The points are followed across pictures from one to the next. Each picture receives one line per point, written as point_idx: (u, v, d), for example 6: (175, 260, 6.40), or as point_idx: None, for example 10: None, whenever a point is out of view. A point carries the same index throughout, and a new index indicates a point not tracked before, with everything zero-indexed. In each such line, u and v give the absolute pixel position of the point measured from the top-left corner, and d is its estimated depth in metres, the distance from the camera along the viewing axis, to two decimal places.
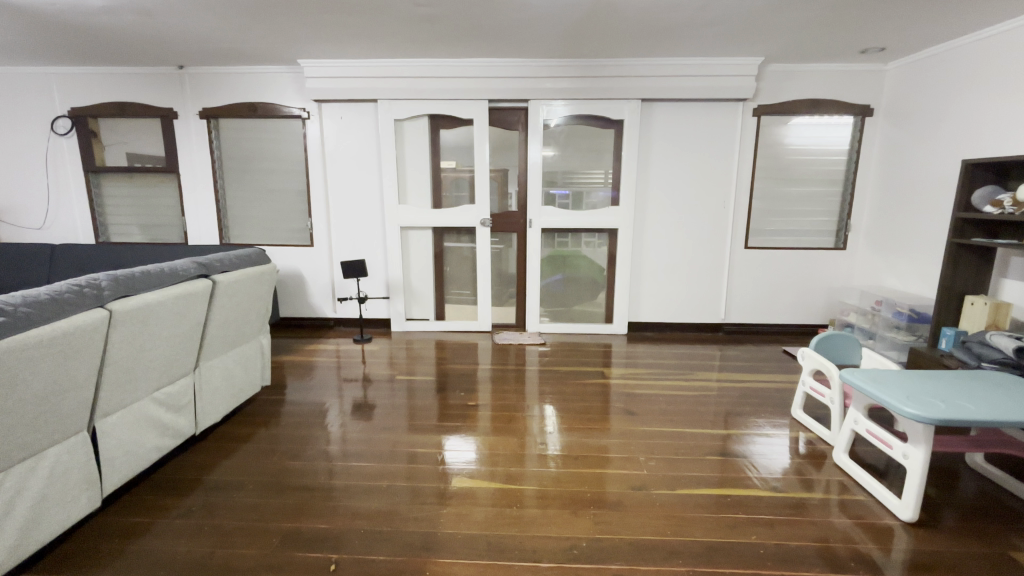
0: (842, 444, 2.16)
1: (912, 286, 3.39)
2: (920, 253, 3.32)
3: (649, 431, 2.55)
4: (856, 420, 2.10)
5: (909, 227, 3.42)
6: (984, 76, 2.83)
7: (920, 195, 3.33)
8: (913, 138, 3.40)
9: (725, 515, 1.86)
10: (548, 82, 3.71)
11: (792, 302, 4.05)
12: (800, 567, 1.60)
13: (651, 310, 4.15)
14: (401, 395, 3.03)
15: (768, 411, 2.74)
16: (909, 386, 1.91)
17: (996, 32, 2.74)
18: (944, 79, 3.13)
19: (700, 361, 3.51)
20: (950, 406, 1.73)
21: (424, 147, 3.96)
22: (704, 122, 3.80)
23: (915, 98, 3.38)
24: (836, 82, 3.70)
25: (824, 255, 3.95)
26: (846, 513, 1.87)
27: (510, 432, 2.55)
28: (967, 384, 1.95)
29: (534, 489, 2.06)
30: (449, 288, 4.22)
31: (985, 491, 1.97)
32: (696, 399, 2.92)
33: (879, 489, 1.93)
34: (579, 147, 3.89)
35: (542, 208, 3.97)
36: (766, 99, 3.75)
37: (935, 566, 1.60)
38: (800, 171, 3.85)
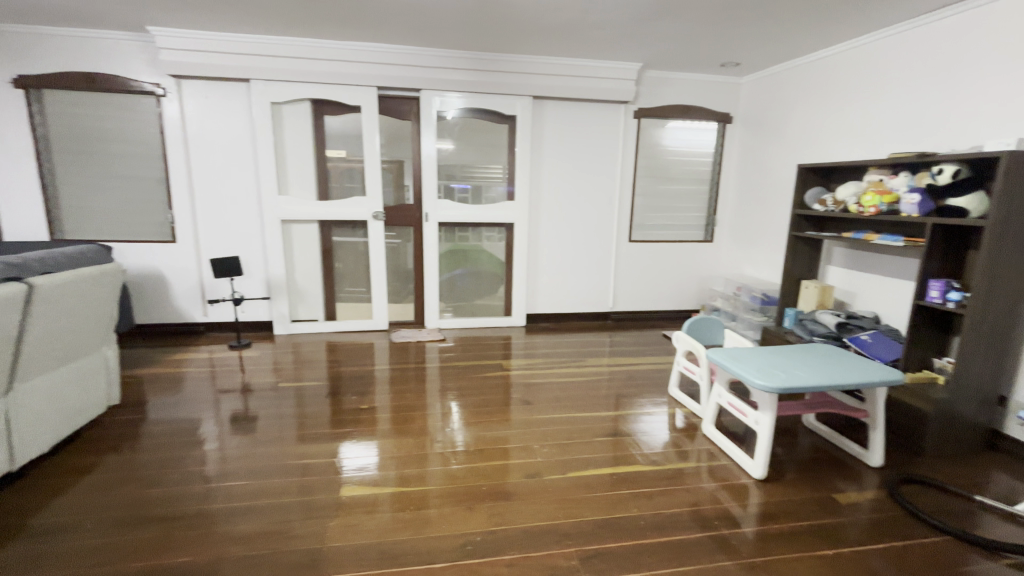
0: (709, 416, 2.42)
1: (763, 273, 3.91)
2: (769, 245, 3.84)
3: (545, 419, 2.64)
4: (719, 393, 2.35)
5: (761, 222, 3.92)
6: (815, 92, 3.34)
7: (769, 193, 3.82)
8: (763, 144, 3.91)
9: (612, 492, 1.99)
10: (441, 73, 3.63)
11: (670, 290, 4.45)
12: (674, 532, 1.76)
13: (547, 302, 4.28)
14: (288, 403, 2.78)
15: (650, 391, 2.98)
16: (758, 360, 2.19)
17: (823, 56, 3.25)
18: (786, 94, 3.63)
19: (593, 348, 3.71)
20: (789, 376, 2.02)
21: (306, 134, 3.68)
22: (591, 122, 4.00)
23: (764, 110, 3.88)
24: (702, 91, 4.10)
25: (696, 247, 4.39)
26: (712, 477, 2.10)
27: (408, 433, 2.47)
28: (801, 356, 2.28)
29: (433, 488, 2.01)
30: (341, 285, 3.97)
31: (817, 445, 2.33)
32: (588, 384, 3.08)
33: (737, 453, 2.19)
34: (475, 141, 3.89)
35: (439, 202, 3.89)
36: (645, 103, 4.04)
37: (781, 515, 1.85)
38: (674, 170, 4.24)
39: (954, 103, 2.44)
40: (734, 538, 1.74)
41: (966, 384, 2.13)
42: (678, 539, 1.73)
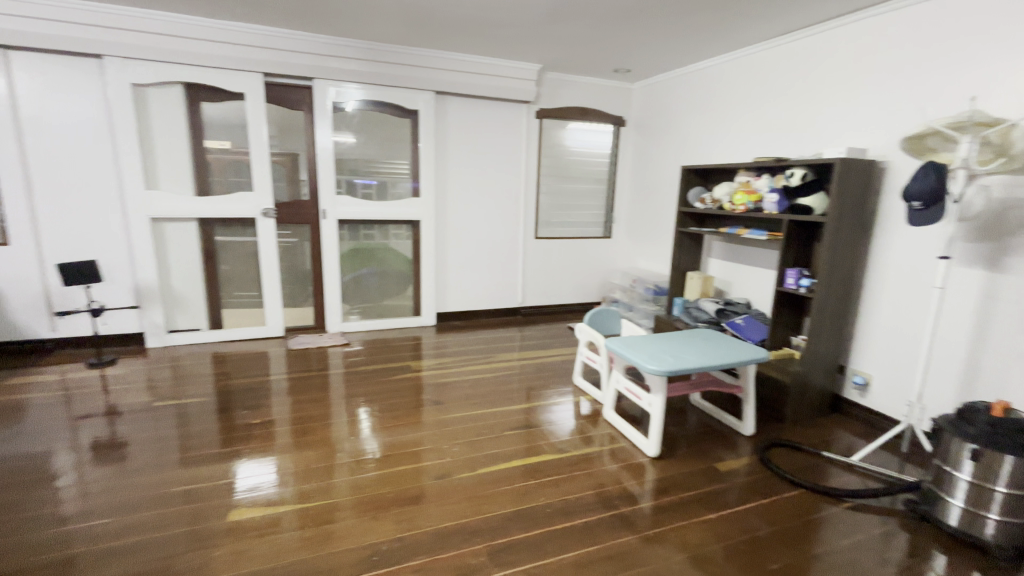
0: (609, 402, 2.57)
1: (656, 266, 4.23)
2: (659, 240, 4.16)
3: (456, 417, 2.62)
4: (617, 380, 2.50)
5: (652, 219, 4.24)
6: (695, 101, 3.67)
7: (659, 192, 4.14)
8: (652, 147, 4.22)
9: (520, 484, 2.03)
10: (335, 62, 3.43)
11: (574, 284, 4.65)
12: (578, 516, 1.84)
13: (457, 300, 4.26)
14: (166, 424, 2.47)
15: (557, 382, 3.08)
16: (650, 347, 2.36)
17: (700, 67, 3.58)
18: (670, 101, 3.95)
19: (503, 344, 3.75)
20: (676, 359, 2.21)
21: (179, 121, 3.27)
22: (495, 120, 4.03)
23: (653, 115, 4.19)
24: (598, 94, 4.32)
25: (597, 243, 4.63)
26: (613, 459, 2.23)
27: (311, 445, 2.31)
28: (687, 340, 2.51)
29: (340, 501, 1.91)
30: (228, 289, 3.60)
31: (702, 421, 2.57)
32: (498, 379, 3.11)
33: (634, 435, 2.35)
34: (376, 135, 3.73)
35: (337, 198, 3.69)
36: (546, 103, 4.16)
37: (672, 488, 2.02)
38: (575, 170, 4.43)
39: (800, 114, 2.81)
40: (633, 515, 1.86)
41: (815, 357, 2.49)
42: (581, 522, 1.81)
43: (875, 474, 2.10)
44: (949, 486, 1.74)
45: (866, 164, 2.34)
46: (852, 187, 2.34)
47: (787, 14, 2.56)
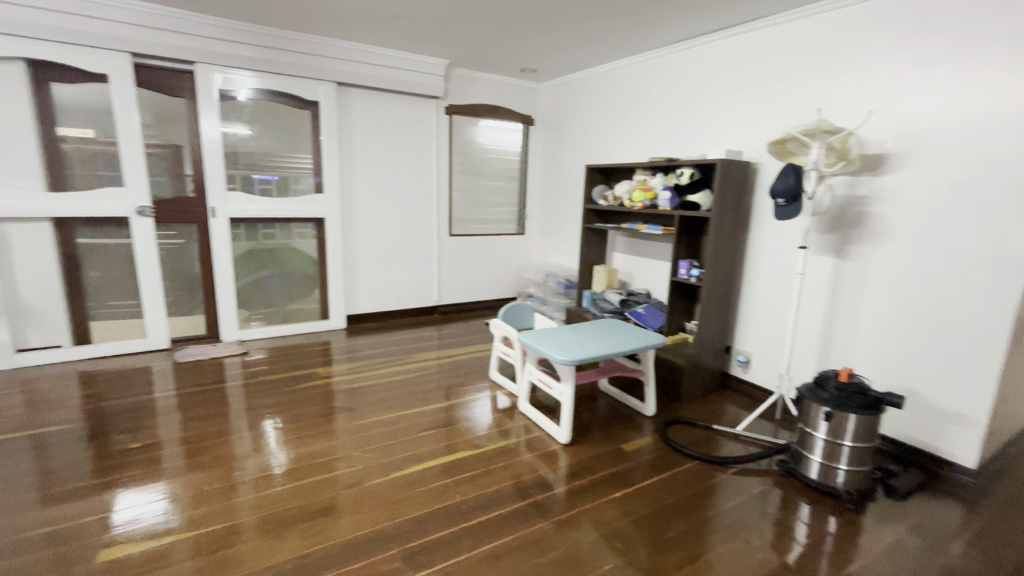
0: (524, 394, 2.63)
1: (566, 260, 4.40)
2: (568, 235, 4.33)
3: (369, 422, 2.53)
4: (530, 372, 2.57)
5: (562, 215, 4.40)
6: (596, 102, 3.86)
7: (566, 190, 4.31)
8: (559, 145, 4.37)
9: (437, 484, 2.01)
10: (220, 45, 3.13)
11: (490, 280, 4.69)
12: (492, 509, 1.86)
13: (369, 300, 4.10)
14: (17, 459, 2.10)
15: (473, 379, 3.10)
16: (559, 338, 2.46)
17: (600, 71, 3.77)
18: (575, 102, 4.11)
19: (418, 344, 3.69)
20: (583, 348, 2.32)
21: (22, 103, 2.79)
22: (402, 115, 3.93)
23: (559, 115, 4.34)
24: (506, 93, 4.38)
25: (510, 239, 4.70)
26: (527, 449, 2.29)
27: (204, 465, 2.10)
28: (593, 330, 2.64)
29: (243, 522, 1.76)
30: (95, 299, 3.15)
31: (610, 406, 2.73)
32: (414, 380, 3.05)
33: (547, 424, 2.43)
34: (271, 127, 3.46)
35: (228, 194, 3.38)
36: (455, 100, 4.13)
37: (582, 471, 2.12)
38: (486, 167, 4.46)
39: (686, 119, 3.06)
40: (545, 501, 1.92)
41: (705, 340, 2.74)
42: (495, 515, 1.83)
43: (755, 440, 2.36)
44: (810, 445, 2.01)
45: (741, 165, 2.61)
46: (731, 186, 2.60)
47: (672, 25, 2.78)
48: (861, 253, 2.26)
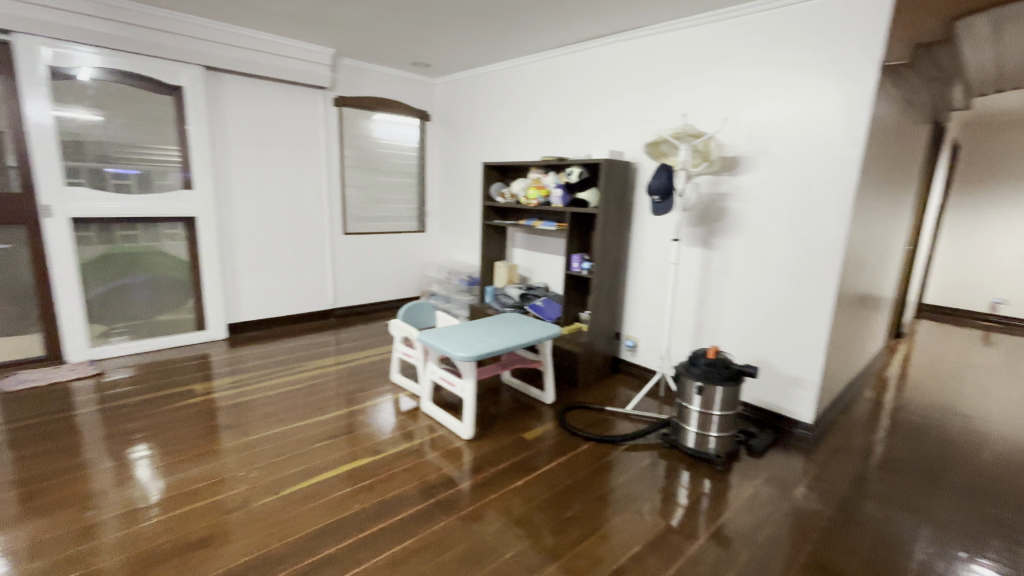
0: (426, 394, 2.60)
1: (468, 257, 4.41)
2: (469, 232, 4.34)
3: (256, 438, 2.33)
4: (432, 371, 2.55)
5: (462, 212, 4.40)
6: (491, 101, 3.90)
7: (466, 187, 4.32)
8: (456, 142, 4.36)
9: (334, 495, 1.91)
10: (47, 13, 2.64)
11: (390, 280, 4.55)
12: (393, 513, 1.82)
13: (254, 307, 3.76)
14: None
15: (373, 383, 2.98)
16: (460, 335, 2.46)
17: (493, 70, 3.82)
18: (470, 99, 4.13)
19: (313, 351, 3.46)
20: (483, 344, 2.35)
21: None
22: (285, 105, 3.65)
23: (455, 111, 4.32)
24: (400, 87, 4.25)
25: (410, 237, 4.60)
26: (431, 449, 2.27)
27: (45, 510, 1.78)
28: (494, 325, 2.68)
29: (103, 567, 1.52)
30: None
31: (513, 398, 2.80)
32: (308, 389, 2.86)
33: (450, 421, 2.43)
34: (123, 113, 3.01)
35: (68, 190, 2.87)
36: (344, 92, 3.93)
37: (485, 464, 2.15)
38: (382, 163, 4.31)
39: (574, 119, 3.22)
40: (448, 498, 1.92)
41: (598, 328, 2.93)
42: (396, 519, 1.79)
43: (642, 418, 2.57)
44: (687, 417, 2.24)
45: (623, 165, 2.82)
46: (615, 183, 2.79)
47: (557, 30, 2.90)
48: (723, 244, 2.56)
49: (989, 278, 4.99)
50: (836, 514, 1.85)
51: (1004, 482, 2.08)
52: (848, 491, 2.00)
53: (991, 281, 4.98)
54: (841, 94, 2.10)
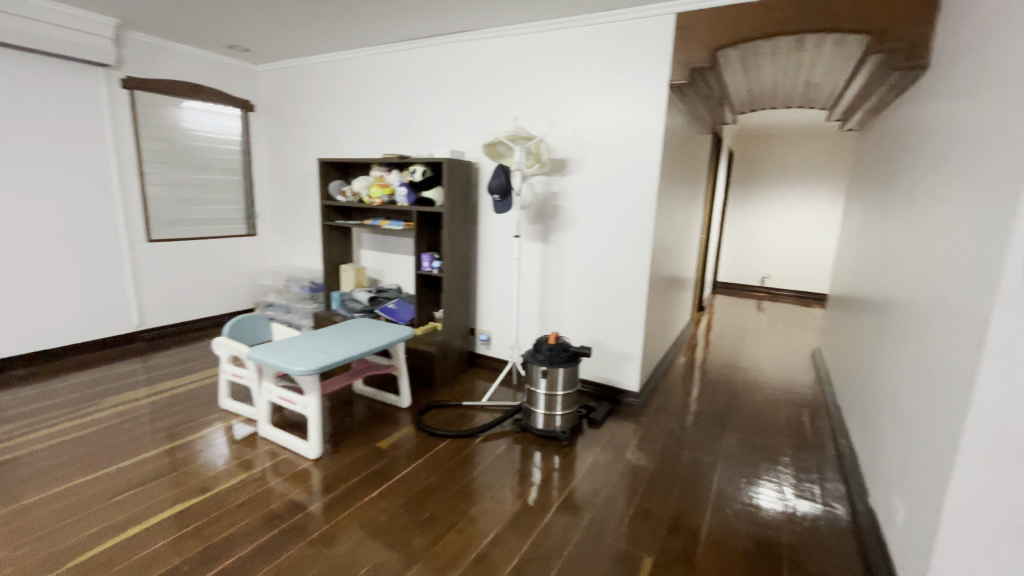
0: (264, 416, 2.34)
1: (309, 261, 4.07)
2: (310, 235, 4.01)
3: (27, 504, 1.83)
4: (268, 390, 2.31)
5: (299, 213, 4.04)
6: (324, 93, 3.63)
7: (302, 186, 3.97)
8: (287, 137, 3.97)
9: (146, 553, 1.61)
10: None
11: (215, 292, 3.98)
12: (226, 557, 1.60)
13: (17, 338, 2.95)
14: None
15: (196, 412, 2.58)
16: (299, 348, 2.26)
17: (324, 60, 3.56)
18: (300, 90, 3.79)
19: (112, 384, 2.85)
20: (326, 354, 2.19)
21: None
22: (49, 82, 2.91)
23: (283, 103, 3.93)
24: (212, 71, 3.71)
25: (238, 242, 4.07)
26: (272, 475, 2.05)
27: None
28: (339, 333, 2.52)
29: None
30: None
31: (366, 407, 2.68)
32: (105, 431, 2.35)
33: (294, 442, 2.23)
34: None
35: None
36: (136, 72, 3.28)
37: (338, 481, 2.02)
38: (194, 157, 3.73)
39: (413, 117, 3.18)
40: (295, 525, 1.76)
41: (451, 326, 2.96)
42: (230, 562, 1.58)
43: (497, 407, 2.68)
44: (536, 400, 2.40)
45: (464, 164, 2.88)
46: (458, 183, 2.84)
47: (390, 26, 2.82)
48: (559, 238, 2.79)
49: (759, 258, 6.32)
50: (658, 466, 2.17)
51: (770, 417, 2.67)
52: (666, 444, 2.36)
53: (760, 260, 6.31)
54: (642, 106, 2.44)
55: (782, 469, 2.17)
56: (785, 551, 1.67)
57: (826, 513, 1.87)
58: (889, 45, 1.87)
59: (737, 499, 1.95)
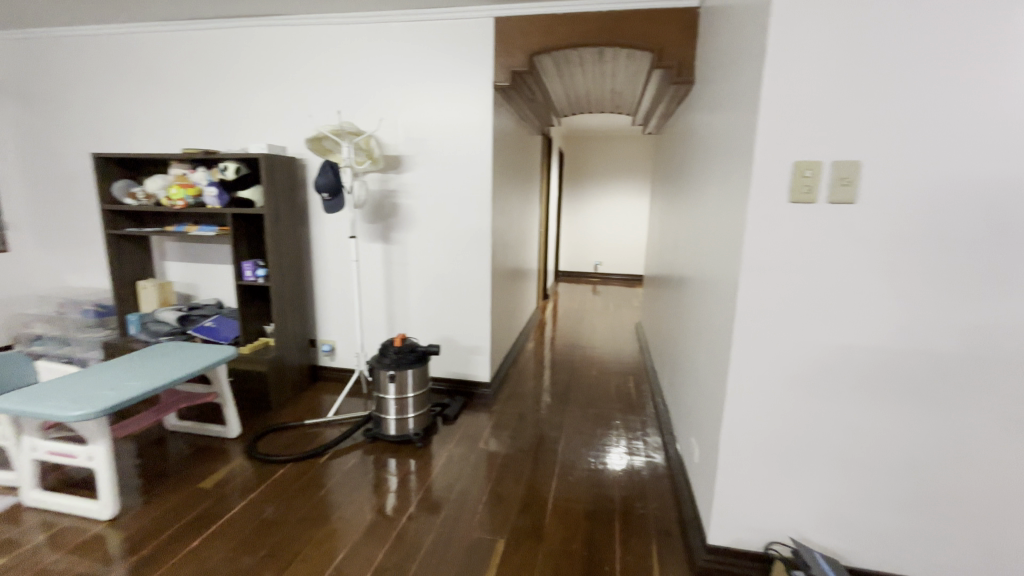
0: (28, 481, 1.84)
1: (94, 281, 3.31)
2: (91, 248, 3.26)
3: None
4: (33, 446, 1.82)
5: (72, 222, 3.25)
6: (94, 74, 2.96)
7: (73, 188, 3.20)
8: (44, 127, 3.15)
9: None
10: None
11: None
12: None
13: None
14: None
15: None
16: (75, 387, 1.82)
17: (90, 34, 2.90)
18: (57, 69, 3.03)
19: None
20: (116, 390, 1.80)
21: None
22: None
23: (33, 84, 3.10)
24: None
25: None
26: (47, 551, 1.62)
27: None
28: (136, 363, 2.10)
29: None
30: None
31: (184, 445, 2.29)
32: None
33: (77, 504, 1.79)
34: None
35: None
36: None
37: (145, 538, 1.68)
38: None
39: (219, 107, 2.79)
40: None
41: (285, 339, 2.69)
42: None
43: (346, 420, 2.53)
44: (385, 407, 2.31)
45: (286, 161, 2.62)
46: (281, 182, 2.58)
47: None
48: (400, 237, 2.73)
49: (592, 249, 7.03)
50: (510, 450, 2.27)
51: (604, 388, 3.00)
52: (517, 428, 2.48)
53: (593, 250, 7.04)
54: (470, 104, 2.51)
55: (614, 432, 2.46)
56: (617, 504, 1.89)
57: (648, 464, 2.17)
58: (666, 62, 2.21)
59: (579, 466, 2.15)
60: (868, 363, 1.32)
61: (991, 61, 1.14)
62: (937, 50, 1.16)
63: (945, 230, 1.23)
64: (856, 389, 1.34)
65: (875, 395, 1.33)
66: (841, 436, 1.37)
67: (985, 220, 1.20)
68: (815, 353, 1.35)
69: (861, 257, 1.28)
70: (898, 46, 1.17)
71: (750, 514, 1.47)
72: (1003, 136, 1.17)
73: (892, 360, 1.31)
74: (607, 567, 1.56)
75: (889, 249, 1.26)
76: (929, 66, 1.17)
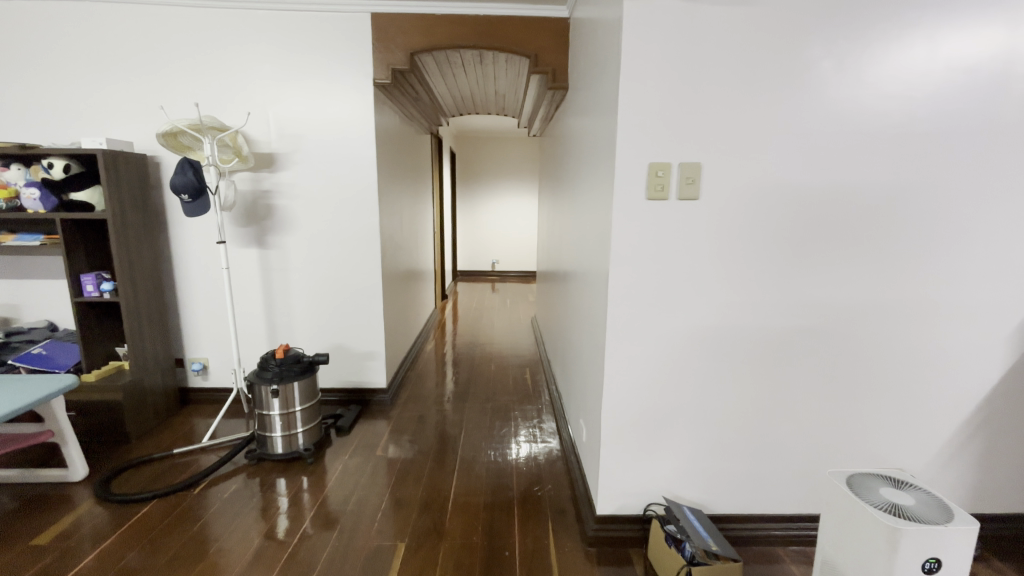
0: None
1: None
2: None
3: None
4: None
5: None
6: None
7: None
8: None
9: None
10: None
11: None
12: None
13: None
14: None
15: None
16: None
17: None
18: None
19: None
20: None
21: None
22: None
23: None
24: None
25: None
26: None
27: None
28: None
29: None
30: None
31: (10, 496, 1.90)
32: None
33: None
34: None
35: None
36: None
37: None
38: None
39: (38, 93, 2.35)
40: None
41: (144, 360, 2.36)
42: None
43: (223, 444, 2.30)
44: (270, 425, 2.15)
45: (133, 158, 2.30)
46: (127, 182, 2.26)
47: None
48: (279, 240, 2.54)
49: (489, 247, 7.16)
50: (410, 454, 2.24)
51: (501, 381, 3.09)
52: (417, 431, 2.45)
53: (490, 248, 7.16)
54: (350, 103, 2.42)
55: (513, 423, 2.55)
56: (516, 491, 1.96)
57: (544, 449, 2.28)
58: (542, 68, 2.34)
59: (480, 459, 2.20)
60: (715, 338, 1.54)
61: (787, 83, 1.40)
62: (749, 72, 1.39)
63: (764, 222, 1.47)
64: (707, 360, 1.55)
65: (721, 364, 1.55)
66: (698, 402, 1.58)
67: (790, 213, 1.47)
68: (674, 331, 1.53)
69: (705, 247, 1.48)
70: (721, 67, 1.38)
71: (631, 482, 1.63)
72: (799, 144, 1.43)
73: (732, 333, 1.54)
74: (507, 552, 1.62)
75: (725, 239, 1.48)
76: (744, 86, 1.39)
